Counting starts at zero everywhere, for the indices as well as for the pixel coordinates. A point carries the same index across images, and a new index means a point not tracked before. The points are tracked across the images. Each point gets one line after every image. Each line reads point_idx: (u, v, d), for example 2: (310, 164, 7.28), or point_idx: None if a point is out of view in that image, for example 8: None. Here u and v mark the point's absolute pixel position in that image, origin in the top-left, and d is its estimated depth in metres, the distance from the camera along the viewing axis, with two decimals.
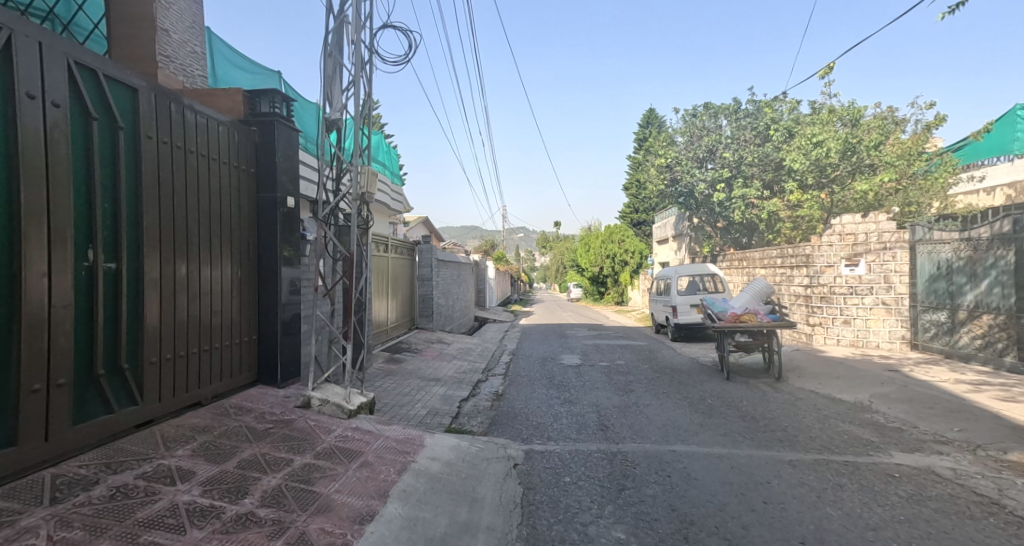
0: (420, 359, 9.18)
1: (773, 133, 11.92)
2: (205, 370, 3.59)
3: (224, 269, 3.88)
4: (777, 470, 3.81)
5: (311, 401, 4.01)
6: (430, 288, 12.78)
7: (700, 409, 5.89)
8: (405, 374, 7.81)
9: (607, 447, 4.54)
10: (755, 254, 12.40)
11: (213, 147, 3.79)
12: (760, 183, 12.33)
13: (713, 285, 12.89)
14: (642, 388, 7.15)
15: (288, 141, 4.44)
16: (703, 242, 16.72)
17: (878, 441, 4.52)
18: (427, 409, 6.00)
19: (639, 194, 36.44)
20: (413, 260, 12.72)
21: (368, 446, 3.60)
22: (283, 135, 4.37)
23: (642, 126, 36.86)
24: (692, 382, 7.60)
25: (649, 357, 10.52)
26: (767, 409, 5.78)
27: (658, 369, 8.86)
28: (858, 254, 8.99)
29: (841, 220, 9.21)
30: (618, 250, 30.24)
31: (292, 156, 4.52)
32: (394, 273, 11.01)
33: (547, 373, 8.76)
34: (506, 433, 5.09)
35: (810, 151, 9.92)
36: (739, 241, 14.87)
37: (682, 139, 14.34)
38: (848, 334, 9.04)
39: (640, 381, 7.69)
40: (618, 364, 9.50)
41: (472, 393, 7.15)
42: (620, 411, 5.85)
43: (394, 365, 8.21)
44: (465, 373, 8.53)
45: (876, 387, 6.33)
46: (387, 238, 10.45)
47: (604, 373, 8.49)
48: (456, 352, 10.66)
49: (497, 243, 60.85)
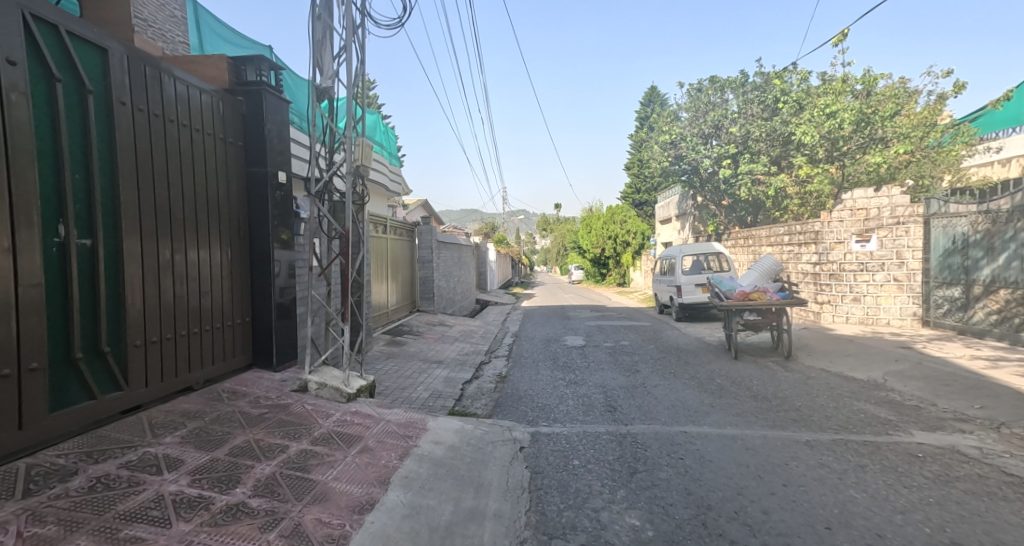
0: (421, 342, 9.04)
1: (781, 106, 11.56)
2: (195, 354, 3.42)
3: (213, 249, 3.68)
4: (795, 451, 3.66)
5: (308, 384, 3.86)
6: (430, 270, 12.60)
7: (709, 389, 5.75)
8: (407, 356, 7.68)
9: (616, 429, 4.39)
10: (761, 232, 12.18)
11: (197, 118, 3.56)
12: (767, 159, 12.05)
13: (718, 264, 12.69)
14: (649, 368, 7.01)
15: (276, 113, 4.20)
16: (707, 220, 16.48)
17: (896, 419, 4.36)
18: (429, 392, 5.86)
19: (640, 174, 36.05)
20: (413, 242, 12.51)
21: (368, 430, 3.45)
22: (271, 106, 4.13)
23: (643, 104, 36.31)
24: (700, 362, 7.46)
25: (654, 337, 10.38)
26: (779, 388, 5.64)
27: (664, 349, 8.72)
28: (870, 230, 8.77)
29: (853, 194, 8.97)
30: (619, 231, 30.01)
31: (282, 129, 4.29)
32: (393, 254, 10.79)
33: (551, 355, 8.62)
34: (511, 415, 4.95)
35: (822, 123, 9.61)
36: (744, 219, 14.63)
37: (686, 115, 14.00)
38: (858, 312, 8.87)
39: (646, 361, 7.55)
40: (623, 344, 9.35)
41: (475, 375, 7.01)
42: (626, 392, 5.71)
43: (395, 348, 8.07)
44: (468, 355, 8.39)
45: (890, 365, 6.18)
46: (386, 219, 10.20)
47: (609, 354, 8.34)
48: (458, 334, 10.52)
49: (498, 226, 60.60)
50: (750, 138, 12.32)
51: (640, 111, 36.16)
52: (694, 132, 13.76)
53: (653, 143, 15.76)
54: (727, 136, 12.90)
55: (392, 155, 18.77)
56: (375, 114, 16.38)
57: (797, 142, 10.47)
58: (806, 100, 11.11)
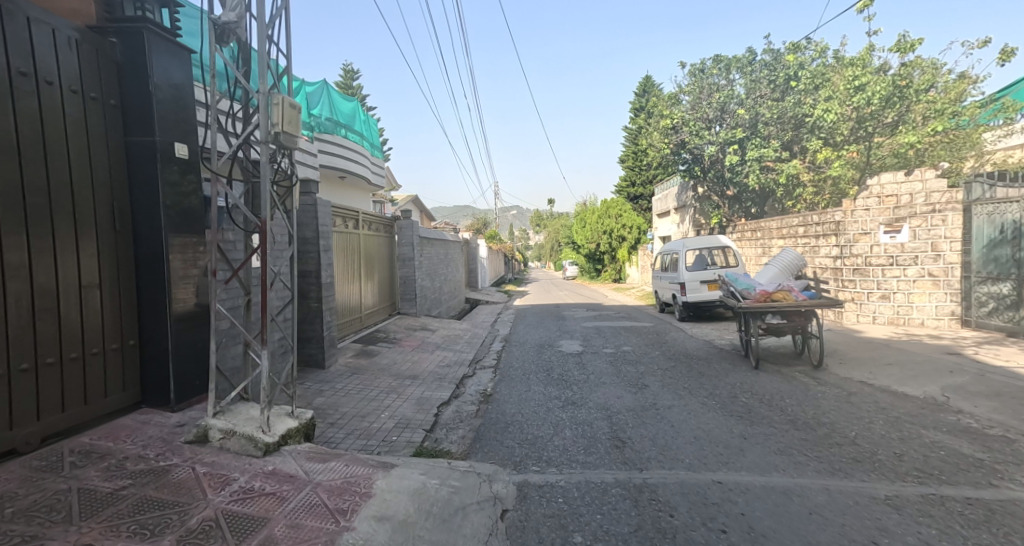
0: (397, 351, 8.01)
1: (794, 85, 10.63)
2: (24, 401, 2.35)
3: (67, 247, 2.59)
4: (878, 516, 2.66)
5: (209, 433, 2.80)
6: (412, 269, 11.54)
7: (734, 412, 4.75)
8: (376, 371, 6.64)
9: (628, 477, 3.38)
10: (772, 224, 11.35)
11: (34, 59, 2.46)
12: (778, 143, 11.11)
13: (724, 259, 11.80)
14: (658, 383, 6.02)
15: (167, 63, 3.11)
16: (709, 213, 15.56)
17: (988, 457, 3.38)
18: (395, 420, 4.82)
19: (636, 166, 35.09)
20: (392, 238, 11.45)
21: (281, 506, 2.40)
22: (158, 53, 3.04)
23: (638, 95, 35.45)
24: (715, 373, 6.49)
25: (658, 340, 9.42)
26: (819, 409, 4.65)
27: (672, 356, 7.73)
28: (901, 219, 7.85)
29: (880, 179, 8.07)
30: (614, 225, 29.05)
31: (177, 86, 3.20)
32: (368, 252, 9.73)
33: (545, 365, 7.62)
34: (494, 456, 3.93)
35: (851, 97, 8.77)
36: (751, 211, 13.75)
37: (687, 98, 13.04)
38: (887, 311, 7.99)
39: (653, 373, 6.56)
40: (626, 350, 8.37)
41: (454, 393, 5.99)
42: (636, 418, 4.71)
43: (365, 360, 7.03)
44: (449, 367, 7.37)
45: (945, 377, 5.22)
46: (358, 213, 9.13)
47: (611, 364, 7.34)
48: (441, 341, 9.48)
49: (490, 222, 59.58)
50: (759, 122, 11.37)
51: (634, 101, 35.27)
52: (698, 117, 12.80)
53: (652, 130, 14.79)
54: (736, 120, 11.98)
55: (375, 146, 17.69)
56: (354, 102, 15.28)
57: (814, 124, 9.52)
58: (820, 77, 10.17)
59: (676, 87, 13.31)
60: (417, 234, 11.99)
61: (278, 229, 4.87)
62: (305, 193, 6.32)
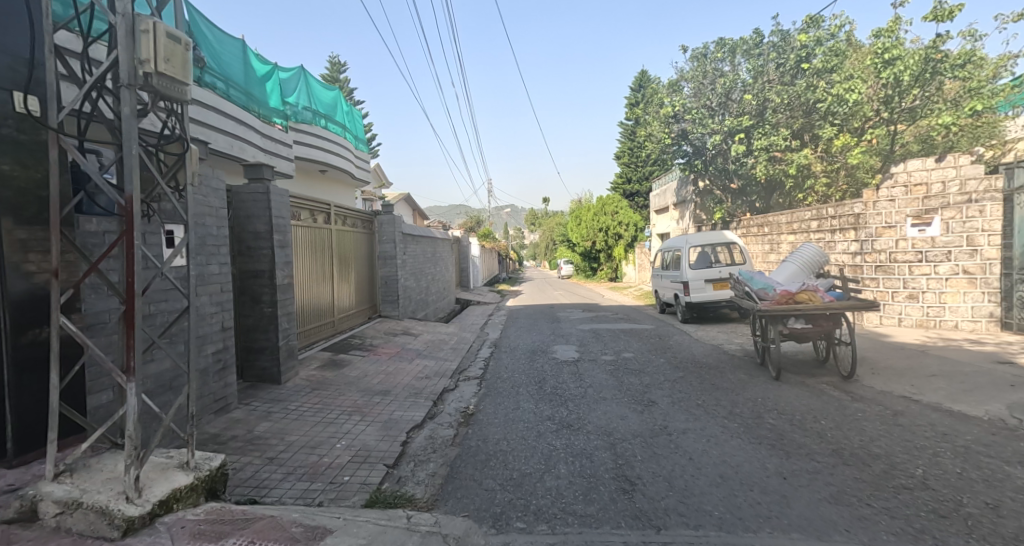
0: (372, 360, 7.17)
1: (805, 67, 9.87)
2: None
3: None
4: None
5: (41, 507, 1.96)
6: (395, 269, 10.68)
7: (763, 438, 3.95)
8: (342, 385, 5.79)
9: (642, 541, 2.54)
10: (782, 218, 10.65)
11: None
12: (787, 131, 10.35)
13: (728, 256, 11.04)
14: (666, 399, 5.21)
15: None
16: (711, 208, 14.79)
17: None
18: (352, 451, 3.96)
19: (632, 163, 34.39)
20: (372, 234, 10.59)
21: None
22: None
23: (634, 90, 34.83)
24: (730, 385, 5.67)
25: (661, 346, 8.61)
26: (866, 435, 3.83)
27: (679, 365, 6.91)
28: (931, 210, 7.09)
29: (907, 166, 7.27)
30: (610, 222, 28.27)
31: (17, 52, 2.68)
32: (341, 249, 8.86)
33: (537, 375, 6.80)
34: (469, 506, 3.07)
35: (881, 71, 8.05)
36: (757, 205, 12.99)
37: (689, 86, 12.25)
38: (916, 313, 7.25)
39: (660, 387, 5.76)
40: (627, 358, 7.55)
41: (430, 413, 5.15)
42: (644, 448, 3.90)
43: (331, 373, 6.18)
44: (428, 379, 6.53)
45: (1007, 393, 4.45)
46: (329, 206, 8.27)
47: (611, 375, 6.51)
48: (423, 347, 8.65)
49: (484, 221, 58.77)
50: (767, 109, 10.64)
51: (630, 97, 34.59)
52: (701, 105, 12.01)
53: (650, 121, 13.98)
54: (742, 107, 11.23)
55: (359, 140, 16.82)
56: (334, 91, 14.40)
57: (829, 108, 8.84)
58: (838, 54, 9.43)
59: (677, 74, 12.52)
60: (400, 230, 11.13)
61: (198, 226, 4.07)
62: (257, 180, 5.45)
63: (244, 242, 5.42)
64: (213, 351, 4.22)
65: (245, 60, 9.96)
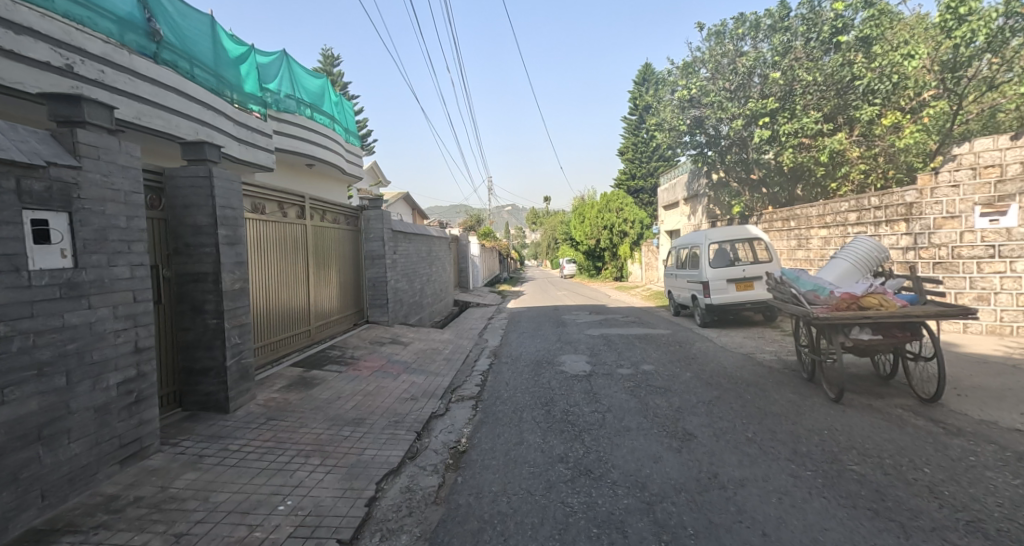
0: (349, 378, 6.13)
1: (841, 41, 9.05)
2: None
3: None
4: None
5: None
6: (383, 270, 9.63)
7: (856, 496, 2.90)
8: (307, 412, 4.76)
9: None
10: (812, 211, 9.63)
11: None
12: (818, 114, 9.34)
13: (750, 253, 10.02)
14: (707, 431, 4.18)
15: None
16: (727, 201, 13.77)
17: None
18: (298, 519, 2.91)
19: (636, 159, 33.41)
20: (358, 231, 9.58)
21: None
22: None
23: (637, 84, 33.84)
24: (781, 410, 4.64)
25: (683, 355, 7.57)
26: (1001, 497, 2.78)
27: (711, 382, 5.86)
28: (1008, 196, 6.09)
29: (976, 145, 6.29)
30: (614, 220, 27.23)
31: None
32: (320, 248, 7.84)
33: (545, 394, 5.78)
34: None
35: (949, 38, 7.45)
36: (779, 198, 11.97)
37: (706, 68, 11.21)
38: (985, 318, 6.27)
39: (695, 413, 4.72)
40: (648, 372, 6.52)
41: (411, 451, 4.13)
42: (697, 513, 2.86)
43: (296, 396, 5.14)
44: (414, 402, 5.50)
45: None
46: (305, 198, 7.25)
47: (632, 396, 5.48)
48: (413, 358, 7.63)
49: (484, 220, 57.72)
50: (795, 89, 9.67)
51: (633, 91, 33.58)
52: (721, 89, 11.00)
53: (660, 108, 12.97)
54: (766, 88, 10.22)
55: (349, 133, 15.83)
56: (318, 79, 13.55)
57: (868, 86, 8.56)
58: (889, 19, 8.69)
59: (692, 55, 11.49)
60: (390, 227, 10.12)
61: (90, 216, 3.01)
62: (198, 161, 4.41)
63: (182, 238, 4.38)
64: (122, 380, 3.19)
65: (214, 38, 8.88)
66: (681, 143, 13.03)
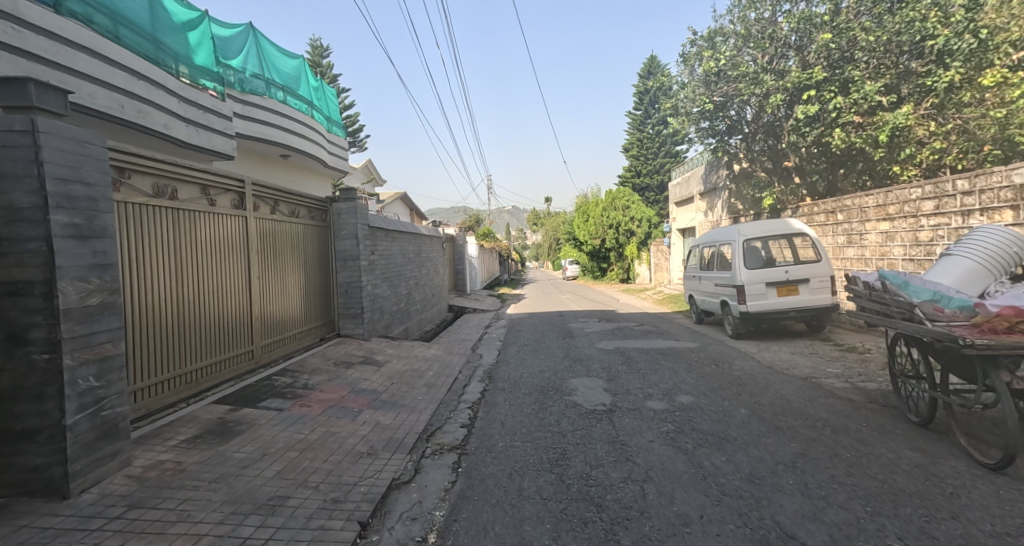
0: (289, 419, 4.54)
1: None
2: None
3: None
4: None
5: None
6: (357, 273, 8.05)
7: None
8: (200, 487, 3.19)
9: None
10: (869, 199, 8.05)
11: None
12: (878, 84, 7.78)
13: (792, 254, 8.38)
14: (821, 533, 2.59)
15: None
16: (754, 193, 12.18)
17: None
18: None
19: (641, 155, 31.85)
20: (327, 227, 8.08)
21: None
22: None
23: (641, 77, 32.41)
24: (919, 484, 3.05)
25: (727, 381, 5.97)
26: None
27: (782, 427, 4.27)
28: None
29: None
30: (621, 218, 25.61)
31: None
32: (269, 247, 6.30)
33: (554, 444, 4.18)
34: None
35: None
36: (819, 188, 10.38)
37: (738, 38, 9.69)
38: None
39: (784, 488, 3.14)
40: (690, 408, 4.91)
41: None
42: None
43: (195, 457, 3.56)
44: (370, 460, 3.90)
45: None
46: (245, 184, 5.76)
47: (678, 450, 3.89)
48: (385, 385, 6.04)
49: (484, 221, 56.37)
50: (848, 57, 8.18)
51: (638, 84, 32.15)
52: (754, 61, 9.54)
53: (680, 88, 11.43)
54: (812, 57, 8.66)
55: (332, 123, 14.26)
56: (295, 60, 12.03)
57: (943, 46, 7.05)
58: None
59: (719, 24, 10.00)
60: (366, 221, 8.55)
61: None
62: (21, 110, 2.84)
63: None
64: None
65: None
66: (701, 129, 11.49)
